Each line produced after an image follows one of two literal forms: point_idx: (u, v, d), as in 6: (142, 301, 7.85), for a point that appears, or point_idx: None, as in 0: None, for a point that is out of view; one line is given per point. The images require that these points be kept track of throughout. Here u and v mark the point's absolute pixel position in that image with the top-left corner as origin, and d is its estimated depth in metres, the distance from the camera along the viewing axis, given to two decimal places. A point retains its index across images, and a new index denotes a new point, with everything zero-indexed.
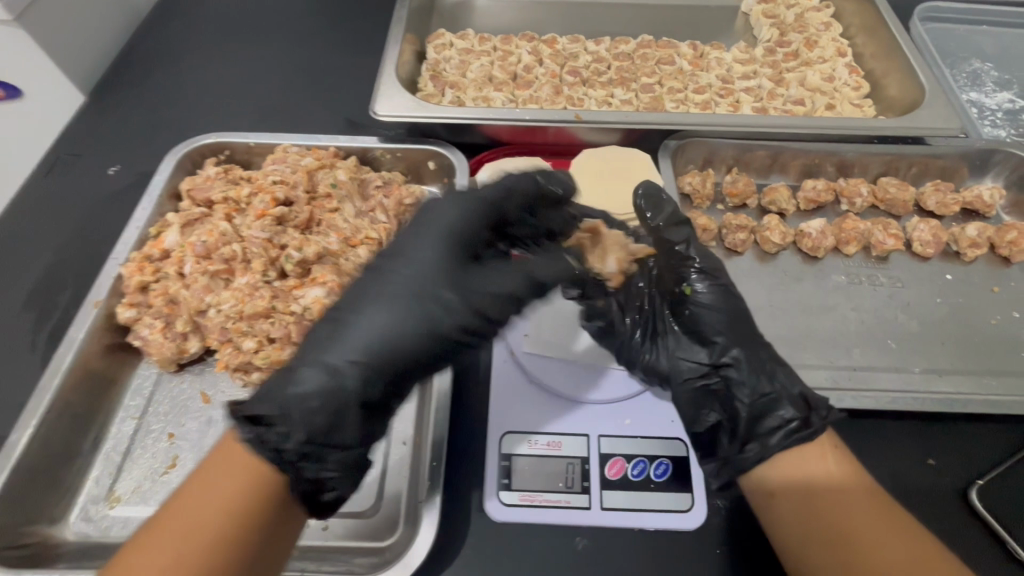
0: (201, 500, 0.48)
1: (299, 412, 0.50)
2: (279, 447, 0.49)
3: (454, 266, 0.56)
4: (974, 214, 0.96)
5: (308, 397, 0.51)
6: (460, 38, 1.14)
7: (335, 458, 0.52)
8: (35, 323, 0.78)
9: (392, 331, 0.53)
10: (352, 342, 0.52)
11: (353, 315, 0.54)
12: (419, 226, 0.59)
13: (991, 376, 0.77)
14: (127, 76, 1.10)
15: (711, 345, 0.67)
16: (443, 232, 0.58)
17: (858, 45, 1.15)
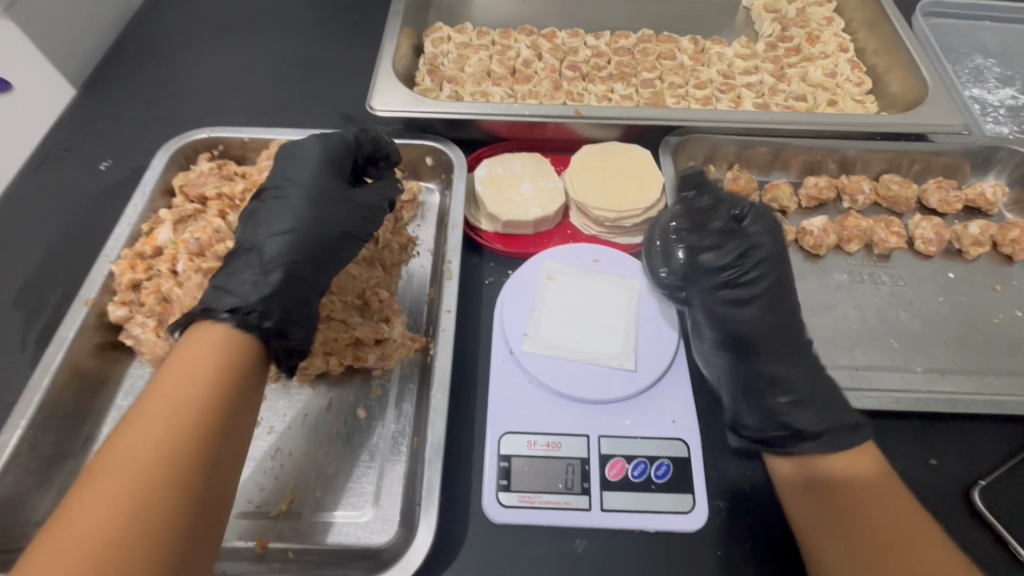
0: (156, 405, 0.47)
1: (250, 283, 0.60)
2: (240, 307, 0.57)
3: (329, 185, 0.70)
4: (976, 212, 0.95)
5: (253, 275, 0.61)
6: (458, 32, 1.12)
7: (298, 322, 0.62)
8: (25, 322, 0.77)
9: (290, 218, 0.66)
10: (285, 237, 0.65)
11: (264, 226, 0.66)
12: (287, 163, 0.72)
13: (993, 375, 0.77)
14: (119, 69, 1.08)
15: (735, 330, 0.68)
16: (295, 162, 0.72)
17: (860, 40, 1.14)
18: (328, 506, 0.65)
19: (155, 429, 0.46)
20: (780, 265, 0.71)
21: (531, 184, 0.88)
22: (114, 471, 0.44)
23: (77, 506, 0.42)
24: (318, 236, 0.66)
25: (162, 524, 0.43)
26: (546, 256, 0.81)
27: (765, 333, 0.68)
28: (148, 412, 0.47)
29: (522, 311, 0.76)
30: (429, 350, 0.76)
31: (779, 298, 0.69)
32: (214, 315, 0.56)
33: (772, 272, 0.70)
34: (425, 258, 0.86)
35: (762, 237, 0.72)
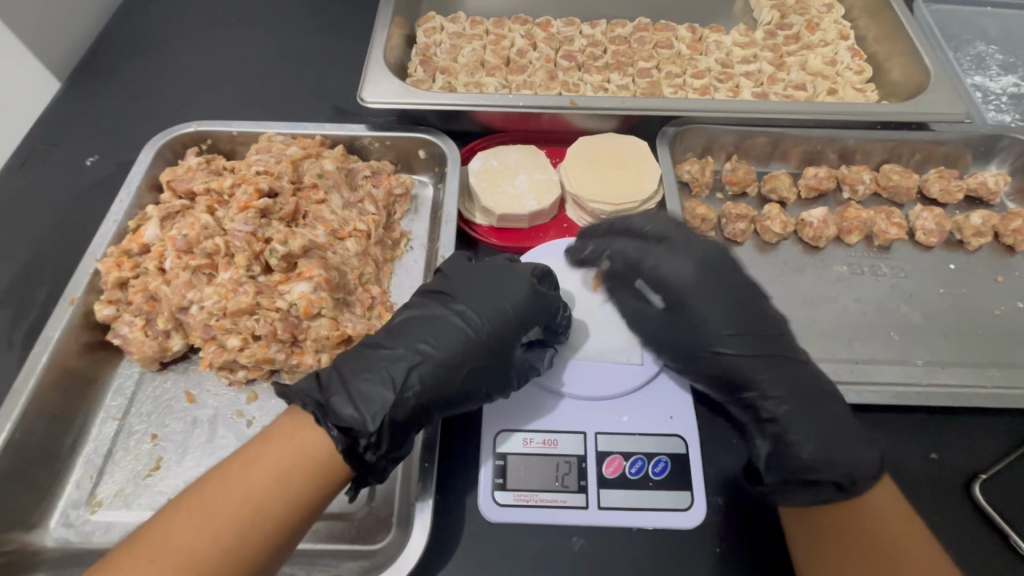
0: (249, 479, 0.50)
1: (375, 408, 0.57)
2: (353, 430, 0.55)
3: (460, 370, 0.62)
4: (977, 201, 0.94)
5: (379, 401, 0.57)
6: (451, 21, 1.10)
7: (404, 427, 0.59)
8: (11, 321, 0.75)
9: (437, 383, 0.61)
10: (410, 377, 0.60)
11: (424, 332, 0.63)
12: (489, 281, 0.67)
13: (995, 368, 0.76)
14: (104, 62, 1.06)
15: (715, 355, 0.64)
16: (500, 305, 0.65)
17: (861, 28, 1.12)
18: (322, 506, 0.64)
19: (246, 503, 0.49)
20: (710, 276, 0.66)
21: (526, 177, 0.86)
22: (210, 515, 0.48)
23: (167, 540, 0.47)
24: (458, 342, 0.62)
25: None
26: (545, 250, 0.79)
27: (728, 363, 0.64)
28: (244, 481, 0.50)
29: None
30: None
31: (712, 315, 0.65)
32: (327, 424, 0.55)
33: (699, 294, 0.65)
34: (419, 254, 0.84)
35: (659, 249, 0.67)
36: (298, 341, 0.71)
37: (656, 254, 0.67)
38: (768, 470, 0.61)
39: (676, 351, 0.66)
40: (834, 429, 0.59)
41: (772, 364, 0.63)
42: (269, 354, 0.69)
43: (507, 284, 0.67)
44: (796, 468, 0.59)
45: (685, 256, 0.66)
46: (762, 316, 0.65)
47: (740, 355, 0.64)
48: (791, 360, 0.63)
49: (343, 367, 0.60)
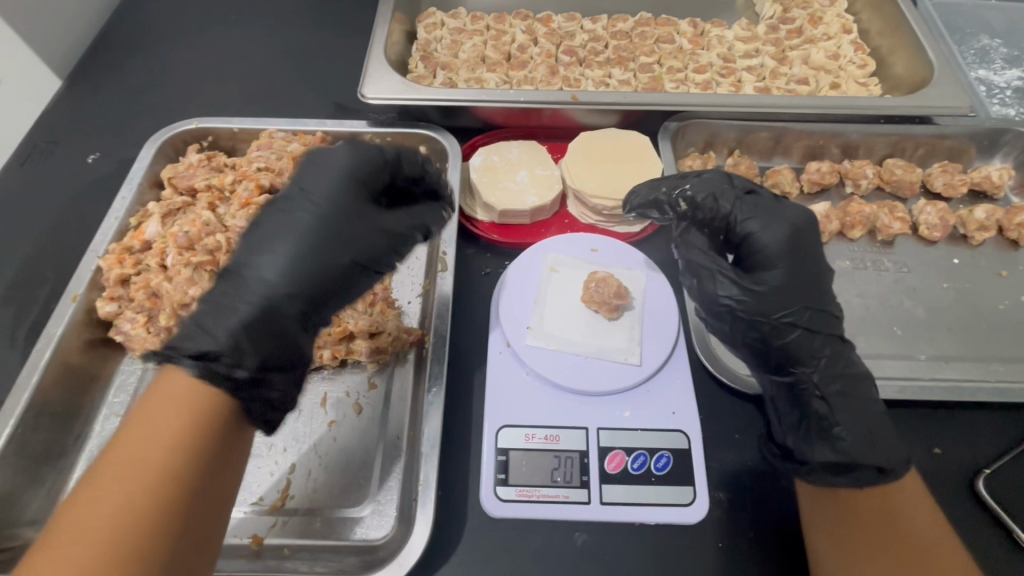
0: (151, 425, 0.44)
1: (245, 330, 0.51)
2: (217, 356, 0.49)
3: (305, 270, 0.56)
4: (981, 195, 0.94)
5: (249, 312, 0.52)
6: (452, 17, 1.10)
7: (280, 353, 0.53)
8: (14, 318, 0.76)
9: (319, 282, 0.56)
10: (273, 279, 0.54)
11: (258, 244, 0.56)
12: (308, 171, 0.61)
13: (999, 362, 0.76)
14: (105, 59, 1.06)
15: (779, 328, 0.62)
16: (308, 195, 0.60)
17: (864, 21, 1.11)
18: (325, 501, 0.64)
19: (154, 447, 0.43)
20: (795, 249, 0.63)
21: (527, 172, 0.86)
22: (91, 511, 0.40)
23: (77, 514, 0.40)
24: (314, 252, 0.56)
25: None
26: (548, 247, 0.79)
27: (795, 338, 0.62)
28: (146, 430, 0.44)
29: (525, 301, 0.75)
30: (424, 343, 0.74)
31: (787, 292, 0.63)
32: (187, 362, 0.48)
33: (785, 261, 0.63)
34: (420, 250, 0.84)
35: (756, 215, 0.65)
36: None
37: (748, 211, 0.66)
38: (813, 449, 0.59)
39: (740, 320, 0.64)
40: (876, 426, 0.59)
41: (828, 353, 0.62)
42: None
43: (328, 166, 0.61)
44: (842, 453, 0.57)
45: (781, 219, 0.64)
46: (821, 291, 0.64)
47: (804, 332, 0.62)
48: (841, 345, 0.63)
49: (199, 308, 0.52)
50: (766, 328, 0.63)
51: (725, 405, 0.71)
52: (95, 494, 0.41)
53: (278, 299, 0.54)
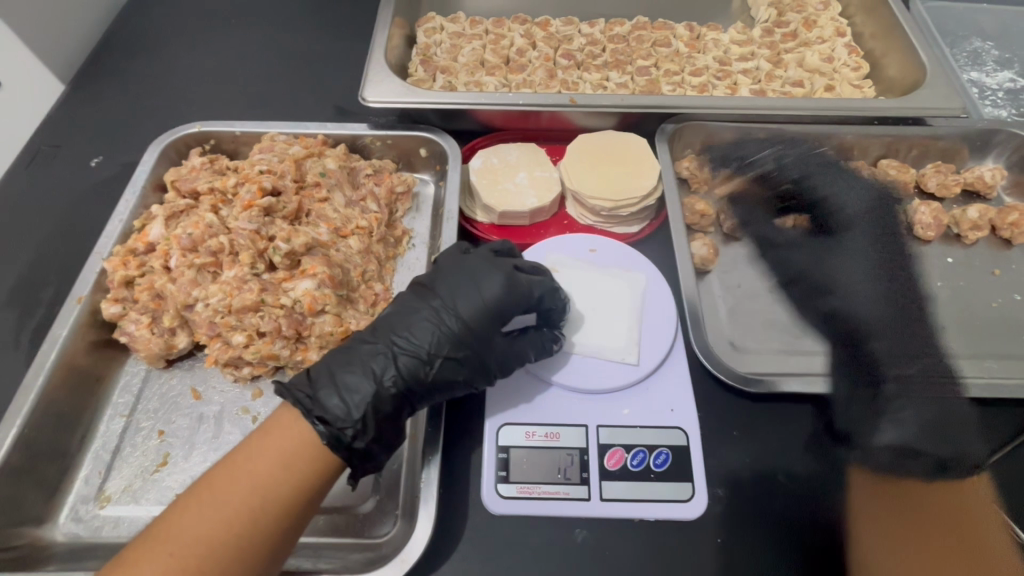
0: (253, 466, 0.53)
1: (379, 396, 0.59)
2: (340, 421, 0.57)
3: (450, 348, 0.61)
4: (975, 196, 0.95)
5: (360, 378, 0.59)
6: (451, 21, 1.11)
7: (386, 422, 0.59)
8: (19, 320, 0.76)
9: (442, 373, 0.62)
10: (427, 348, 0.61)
11: (413, 331, 0.62)
12: (466, 261, 0.66)
13: (992, 359, 0.77)
14: (107, 64, 1.07)
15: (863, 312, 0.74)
16: (488, 296, 0.63)
17: (857, 25, 1.13)
18: (328, 499, 0.65)
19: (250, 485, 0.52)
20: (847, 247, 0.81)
21: (527, 174, 0.87)
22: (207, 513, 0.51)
23: (183, 524, 0.50)
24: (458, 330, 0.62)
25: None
26: (549, 248, 0.80)
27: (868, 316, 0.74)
28: (251, 466, 0.53)
29: None
30: None
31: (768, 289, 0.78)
32: (315, 418, 0.56)
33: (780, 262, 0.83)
34: (420, 251, 0.85)
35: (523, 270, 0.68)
36: (302, 337, 0.72)
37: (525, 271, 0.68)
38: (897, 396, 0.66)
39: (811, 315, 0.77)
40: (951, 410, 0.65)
41: (910, 334, 0.72)
42: (274, 351, 0.70)
43: (486, 258, 0.66)
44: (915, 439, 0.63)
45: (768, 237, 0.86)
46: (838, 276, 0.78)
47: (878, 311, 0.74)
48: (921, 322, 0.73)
49: (328, 358, 0.61)
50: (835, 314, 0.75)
51: (723, 403, 0.72)
52: (194, 514, 0.51)
53: (407, 379, 0.60)
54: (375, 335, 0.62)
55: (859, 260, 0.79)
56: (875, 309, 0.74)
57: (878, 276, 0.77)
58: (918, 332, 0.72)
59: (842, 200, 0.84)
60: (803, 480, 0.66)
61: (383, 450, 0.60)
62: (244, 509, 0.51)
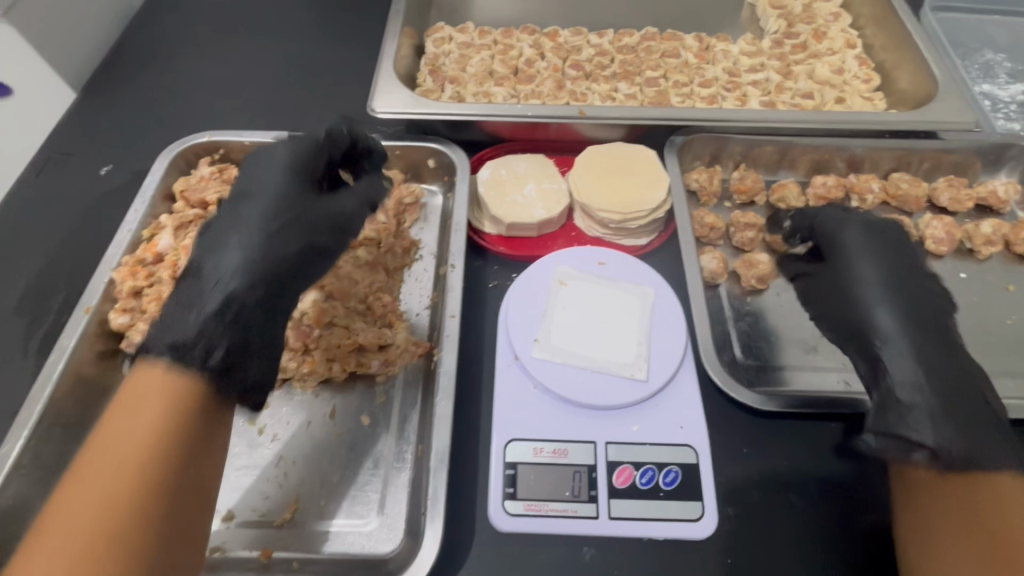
0: (120, 430, 0.46)
1: (217, 306, 0.56)
2: (190, 344, 0.52)
3: (275, 241, 0.62)
4: (987, 210, 0.94)
5: (191, 304, 0.56)
6: (460, 32, 1.11)
7: (248, 332, 0.57)
8: (27, 328, 0.76)
9: (273, 261, 0.61)
10: (241, 253, 0.60)
11: (234, 232, 0.62)
12: (251, 174, 0.68)
13: (1008, 378, 0.75)
14: (119, 73, 1.08)
15: (869, 312, 0.68)
16: (271, 178, 0.67)
17: (868, 36, 1.12)
18: (332, 514, 0.64)
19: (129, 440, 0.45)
20: (875, 250, 0.73)
21: (535, 186, 0.87)
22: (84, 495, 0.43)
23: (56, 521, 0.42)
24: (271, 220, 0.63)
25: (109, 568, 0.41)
26: (558, 260, 0.80)
27: (884, 317, 0.67)
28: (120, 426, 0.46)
29: (532, 316, 0.75)
30: (433, 354, 0.75)
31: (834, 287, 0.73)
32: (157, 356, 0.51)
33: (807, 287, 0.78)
34: (428, 261, 0.84)
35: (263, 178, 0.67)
36: (309, 350, 0.72)
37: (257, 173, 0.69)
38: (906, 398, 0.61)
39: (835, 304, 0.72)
40: (958, 416, 0.59)
41: (924, 339, 0.65)
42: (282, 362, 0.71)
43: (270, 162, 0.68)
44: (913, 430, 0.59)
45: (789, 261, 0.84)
46: (846, 295, 0.71)
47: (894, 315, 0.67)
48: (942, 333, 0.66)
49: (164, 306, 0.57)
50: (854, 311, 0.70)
51: (733, 420, 0.71)
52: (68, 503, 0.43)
53: (235, 271, 0.59)
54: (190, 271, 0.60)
55: (871, 275, 0.71)
56: (876, 330, 0.67)
57: (885, 291, 0.69)
58: (917, 346, 0.64)
59: (853, 225, 0.75)
60: (812, 499, 0.65)
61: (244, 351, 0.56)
62: (127, 471, 0.44)
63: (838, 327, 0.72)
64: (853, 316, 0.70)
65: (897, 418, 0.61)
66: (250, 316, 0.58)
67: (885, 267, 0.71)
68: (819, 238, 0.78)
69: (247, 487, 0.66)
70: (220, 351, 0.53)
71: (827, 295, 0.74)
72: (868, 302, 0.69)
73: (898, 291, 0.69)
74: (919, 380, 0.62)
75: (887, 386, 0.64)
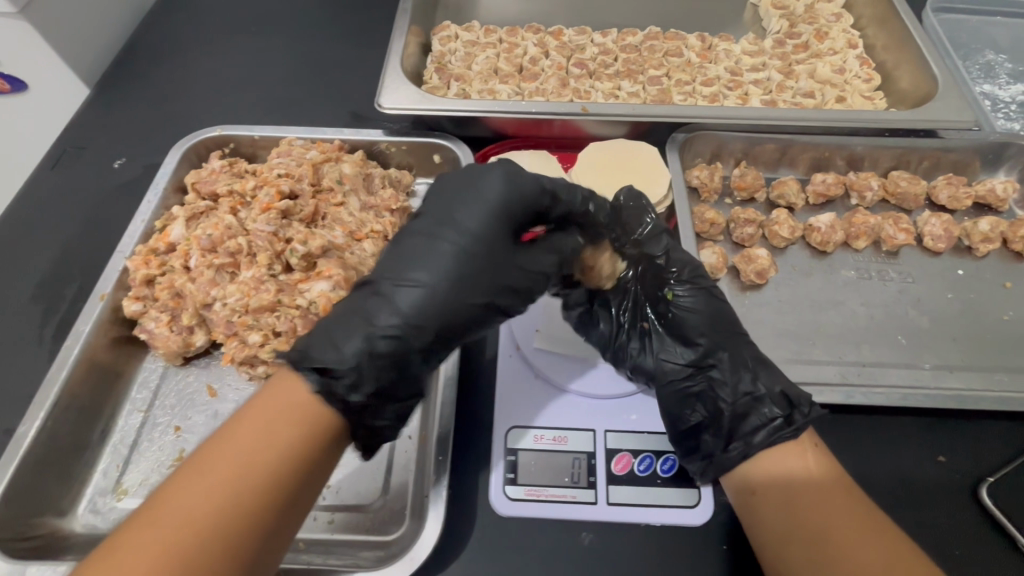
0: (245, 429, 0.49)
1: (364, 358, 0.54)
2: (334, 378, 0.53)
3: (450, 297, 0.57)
4: (986, 208, 0.95)
5: (375, 356, 0.55)
6: (465, 30, 1.13)
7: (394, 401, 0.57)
8: (43, 315, 0.79)
9: (456, 316, 0.58)
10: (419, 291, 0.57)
11: (402, 260, 0.58)
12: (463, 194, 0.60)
13: (1003, 373, 0.76)
14: (132, 69, 1.10)
15: (693, 345, 0.68)
16: (506, 208, 0.60)
17: (869, 37, 1.13)
18: (337, 497, 0.66)
19: (226, 488, 0.45)
20: (704, 290, 0.70)
21: None
22: (206, 482, 0.46)
23: (174, 501, 0.45)
24: (460, 255, 0.58)
25: (224, 551, 0.44)
26: None
27: (712, 346, 0.67)
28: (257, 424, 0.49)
29: (534, 308, 0.77)
30: (437, 345, 0.77)
31: (695, 311, 0.69)
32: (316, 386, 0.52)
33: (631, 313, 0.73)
34: None
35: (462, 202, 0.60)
36: None
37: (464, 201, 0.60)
38: (745, 423, 0.62)
39: (716, 326, 0.68)
40: (747, 441, 0.61)
41: (726, 360, 0.66)
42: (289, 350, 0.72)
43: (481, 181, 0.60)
44: (734, 439, 0.62)
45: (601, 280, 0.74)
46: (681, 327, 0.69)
47: (716, 348, 0.66)
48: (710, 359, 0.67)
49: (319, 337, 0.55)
50: (715, 339, 0.67)
51: None
52: (186, 490, 0.45)
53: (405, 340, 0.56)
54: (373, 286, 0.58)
55: (696, 307, 0.69)
56: (719, 356, 0.66)
57: (706, 322, 0.68)
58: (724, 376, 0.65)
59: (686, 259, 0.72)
60: None
61: (390, 410, 0.57)
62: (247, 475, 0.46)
63: (679, 351, 0.69)
64: (712, 346, 0.67)
65: (736, 447, 0.62)
66: (411, 377, 0.58)
67: (710, 307, 0.69)
68: (672, 271, 0.71)
69: None
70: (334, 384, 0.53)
71: (687, 335, 0.68)
72: (686, 317, 0.69)
73: (713, 322, 0.68)
74: (742, 404, 0.63)
75: (729, 413, 0.64)
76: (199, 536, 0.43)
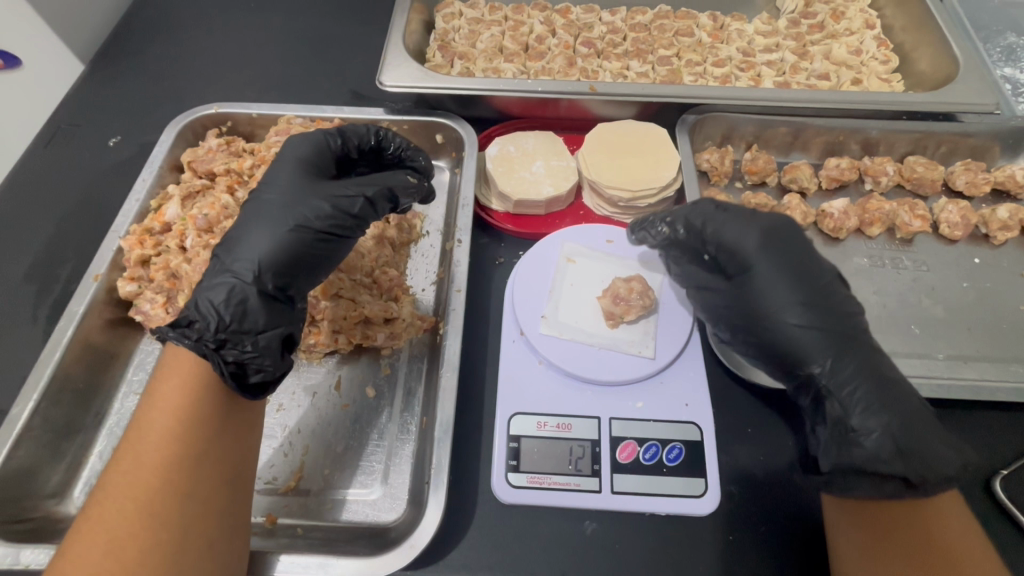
0: (166, 390, 0.53)
1: (224, 297, 0.56)
2: (198, 332, 0.54)
3: (297, 240, 0.60)
4: (1004, 195, 0.92)
5: (227, 294, 0.56)
6: (470, 7, 1.09)
7: (250, 339, 0.56)
8: (37, 295, 0.77)
9: (294, 239, 0.60)
10: (263, 236, 0.59)
11: (251, 218, 0.61)
12: (273, 167, 0.66)
13: (1019, 364, 0.74)
14: (126, 44, 1.07)
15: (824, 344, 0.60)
16: (275, 177, 0.65)
17: (887, 17, 1.09)
18: (337, 483, 0.65)
19: (169, 446, 0.50)
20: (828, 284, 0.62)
21: (543, 163, 0.85)
22: (147, 443, 0.50)
23: (122, 470, 0.49)
24: (300, 204, 0.62)
25: (185, 491, 0.49)
26: (566, 237, 0.79)
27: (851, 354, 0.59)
28: (170, 385, 0.53)
29: (540, 294, 0.74)
30: (439, 329, 0.75)
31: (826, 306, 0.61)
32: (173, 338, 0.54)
33: (768, 262, 0.63)
34: (435, 237, 0.84)
35: (279, 171, 0.65)
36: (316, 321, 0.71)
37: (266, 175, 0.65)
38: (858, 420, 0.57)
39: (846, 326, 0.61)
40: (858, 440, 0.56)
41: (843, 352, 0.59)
42: None
43: (282, 156, 0.67)
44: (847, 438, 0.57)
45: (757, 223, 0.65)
46: (834, 303, 0.62)
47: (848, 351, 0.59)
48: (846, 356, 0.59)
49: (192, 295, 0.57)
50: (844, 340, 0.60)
51: (735, 399, 0.71)
52: (131, 457, 0.49)
53: (256, 266, 0.58)
54: (226, 245, 0.60)
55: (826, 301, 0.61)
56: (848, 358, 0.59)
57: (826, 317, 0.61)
58: (852, 362, 0.59)
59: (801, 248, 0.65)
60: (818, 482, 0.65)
61: (251, 339, 0.56)
62: (179, 431, 0.51)
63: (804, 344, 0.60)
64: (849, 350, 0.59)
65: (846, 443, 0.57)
66: (257, 307, 0.57)
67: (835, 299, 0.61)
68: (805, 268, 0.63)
69: (300, 459, 0.66)
70: (200, 331, 0.54)
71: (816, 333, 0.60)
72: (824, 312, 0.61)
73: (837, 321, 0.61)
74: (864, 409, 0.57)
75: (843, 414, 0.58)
76: (160, 488, 0.48)
